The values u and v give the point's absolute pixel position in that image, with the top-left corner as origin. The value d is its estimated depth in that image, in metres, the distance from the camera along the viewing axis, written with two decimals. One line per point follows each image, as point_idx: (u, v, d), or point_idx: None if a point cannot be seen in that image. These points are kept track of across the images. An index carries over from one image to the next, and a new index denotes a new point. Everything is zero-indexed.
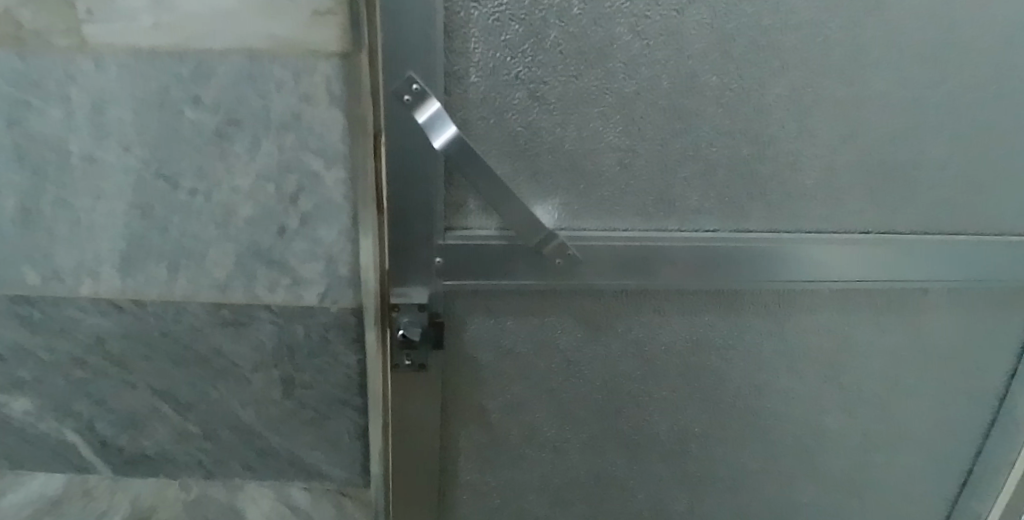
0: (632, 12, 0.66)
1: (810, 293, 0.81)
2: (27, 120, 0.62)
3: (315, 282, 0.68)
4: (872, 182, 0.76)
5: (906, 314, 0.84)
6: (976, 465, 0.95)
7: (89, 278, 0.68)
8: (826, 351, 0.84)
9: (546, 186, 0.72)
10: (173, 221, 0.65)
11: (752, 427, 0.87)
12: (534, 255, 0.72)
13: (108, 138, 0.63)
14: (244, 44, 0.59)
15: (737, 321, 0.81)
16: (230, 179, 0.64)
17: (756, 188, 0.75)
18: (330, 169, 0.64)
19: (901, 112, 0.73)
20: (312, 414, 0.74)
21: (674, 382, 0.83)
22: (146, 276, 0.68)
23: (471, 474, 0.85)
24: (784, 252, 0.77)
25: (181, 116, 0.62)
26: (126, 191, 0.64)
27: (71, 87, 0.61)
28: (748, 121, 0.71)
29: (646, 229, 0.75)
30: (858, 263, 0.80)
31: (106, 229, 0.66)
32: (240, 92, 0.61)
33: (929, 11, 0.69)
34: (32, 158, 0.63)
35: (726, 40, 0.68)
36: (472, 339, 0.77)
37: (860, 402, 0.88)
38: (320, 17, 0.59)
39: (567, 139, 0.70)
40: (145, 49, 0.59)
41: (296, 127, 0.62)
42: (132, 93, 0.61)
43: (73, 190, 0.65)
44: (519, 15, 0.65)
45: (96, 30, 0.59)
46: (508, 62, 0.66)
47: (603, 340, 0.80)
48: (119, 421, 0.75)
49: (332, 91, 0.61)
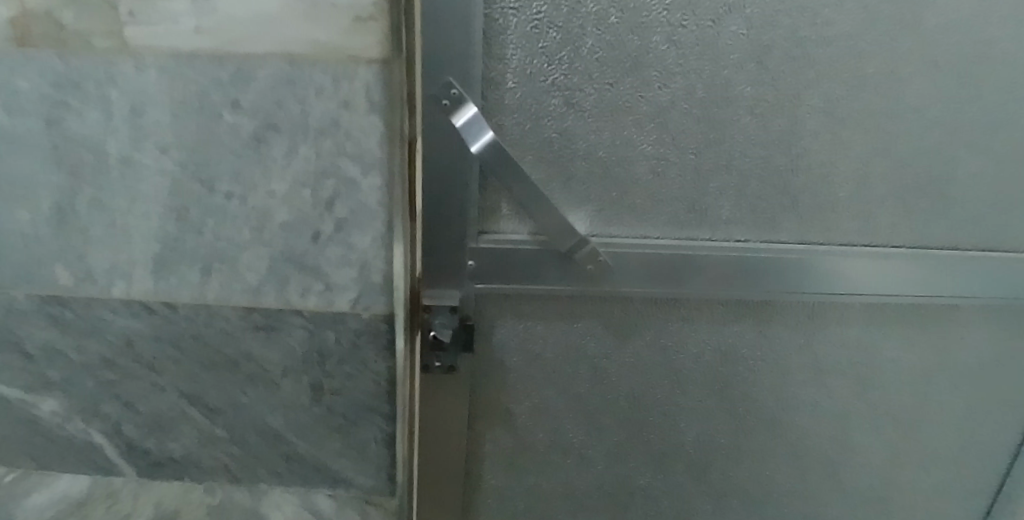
0: (669, 21, 0.65)
1: (841, 306, 0.80)
2: (64, 120, 0.62)
3: (348, 288, 0.67)
4: (905, 196, 0.75)
5: (938, 331, 0.83)
6: (1006, 485, 0.93)
7: (122, 280, 0.68)
8: (855, 367, 0.83)
9: (579, 193, 0.71)
10: (207, 224, 0.65)
11: (780, 440, 0.86)
12: (565, 262, 0.73)
13: (145, 140, 0.63)
14: (285, 48, 0.59)
15: (765, 332, 0.80)
16: (266, 182, 0.63)
17: (789, 200, 0.74)
18: (367, 176, 0.63)
19: (937, 126, 0.72)
20: (340, 420, 0.73)
21: (701, 393, 0.82)
22: (178, 279, 0.67)
23: (495, 477, 0.84)
24: (817, 263, 0.76)
25: (219, 119, 0.61)
26: (161, 194, 0.64)
27: (110, 88, 0.61)
28: (782, 132, 0.71)
29: (678, 238, 0.75)
30: (890, 276, 0.79)
31: (140, 231, 0.66)
32: (279, 96, 0.61)
33: (967, 25, 0.68)
34: (69, 160, 0.64)
35: (762, 52, 0.67)
36: (500, 342, 0.77)
37: (889, 417, 0.86)
38: (361, 23, 0.58)
39: (601, 146, 0.70)
40: (185, 52, 0.59)
41: (334, 133, 0.62)
42: (172, 96, 0.61)
43: (109, 191, 0.65)
44: (556, 22, 0.64)
45: (137, 32, 0.59)
46: (544, 69, 0.66)
47: (632, 347, 0.79)
48: (146, 424, 0.74)
49: (371, 97, 0.61)
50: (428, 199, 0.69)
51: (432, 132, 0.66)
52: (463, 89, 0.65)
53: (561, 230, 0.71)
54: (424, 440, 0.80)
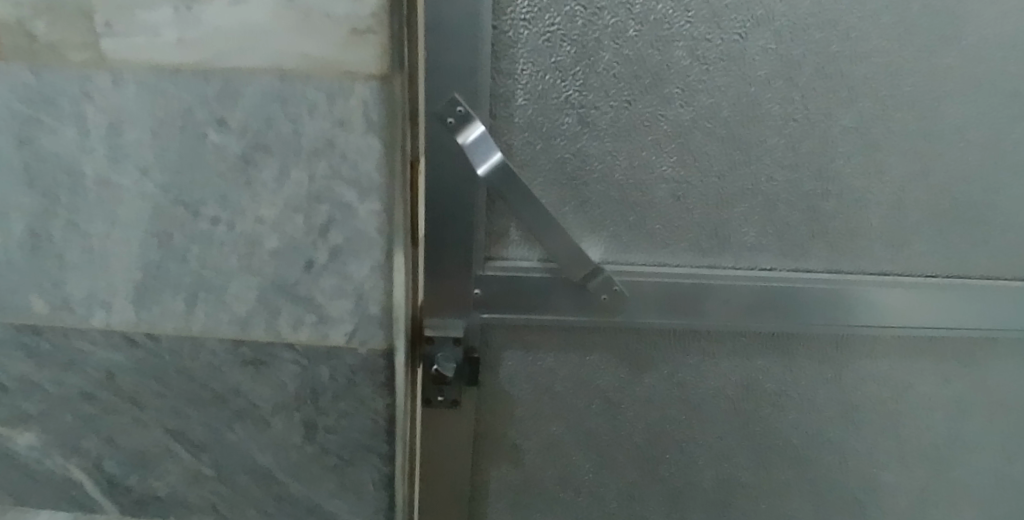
0: (693, 35, 0.60)
1: (872, 338, 0.75)
2: (38, 139, 0.58)
3: (343, 320, 0.62)
4: (942, 222, 0.70)
5: (974, 365, 0.78)
6: None
7: (100, 309, 0.63)
8: (886, 403, 0.78)
9: (593, 217, 0.66)
10: (192, 251, 0.60)
11: (804, 478, 0.80)
12: (578, 292, 0.68)
13: (124, 161, 0.58)
14: (275, 63, 0.54)
15: (790, 365, 0.75)
16: (255, 207, 0.58)
17: (818, 225, 0.69)
18: (364, 201, 0.58)
19: (977, 148, 0.67)
20: (335, 460, 0.67)
21: (720, 429, 0.77)
22: (161, 309, 0.62)
23: (500, 517, 0.79)
24: (848, 293, 0.71)
25: (204, 139, 0.57)
26: (143, 218, 0.59)
27: (87, 105, 0.56)
28: (812, 154, 0.65)
29: (699, 266, 0.69)
30: (927, 307, 0.73)
31: (120, 258, 0.61)
32: (269, 114, 0.56)
33: (1012, 39, 0.63)
34: (43, 181, 0.59)
35: (791, 68, 0.62)
36: (508, 375, 0.72)
37: (920, 454, 0.81)
38: (358, 36, 0.53)
39: (618, 168, 0.65)
40: (167, 66, 0.55)
41: (328, 154, 0.57)
42: (154, 114, 0.56)
43: (86, 215, 0.60)
44: (570, 35, 0.60)
45: (115, 44, 0.54)
46: (559, 84, 0.61)
47: (648, 381, 0.74)
48: (128, 460, 0.70)
49: (369, 116, 0.56)
50: (432, 225, 0.64)
51: (435, 152, 0.61)
52: (470, 108, 0.61)
53: (571, 255, 0.66)
54: (425, 476, 0.75)
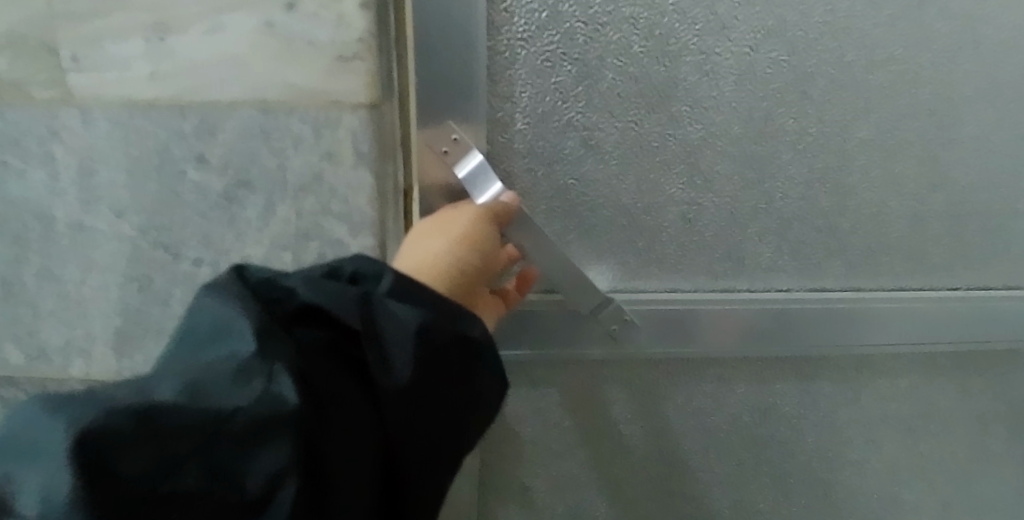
0: (701, 49, 0.56)
1: (892, 357, 0.72)
2: (4, 182, 0.54)
3: None
4: (961, 233, 0.67)
5: (995, 379, 0.75)
6: None
7: (80, 358, 0.59)
8: (907, 423, 0.75)
9: (598, 244, 0.63)
10: (174, 294, 0.57)
11: (824, 504, 0.77)
12: (587, 322, 0.64)
13: (98, 202, 0.54)
14: (256, 95, 0.50)
15: (809, 389, 0.72)
16: (241, 246, 0.55)
17: (834, 242, 0.65)
18: (355, 236, 0.54)
19: (999, 155, 0.63)
20: None
21: (738, 455, 0.74)
22: (144, 355, 0.59)
23: None
24: (866, 314, 0.68)
25: (182, 177, 0.53)
26: (120, 262, 0.56)
27: (55, 145, 0.52)
28: (828, 169, 0.62)
29: (711, 289, 0.66)
30: (948, 324, 0.70)
31: (97, 303, 0.57)
32: (252, 149, 0.52)
33: None
34: (12, 226, 0.55)
35: (808, 80, 0.58)
36: (513, 412, 0.69)
37: (943, 473, 0.78)
38: (345, 63, 0.50)
39: (624, 194, 0.61)
40: (140, 101, 0.51)
41: (316, 189, 0.53)
42: (127, 152, 0.52)
43: (59, 261, 0.56)
44: (571, 55, 0.55)
45: (82, 79, 0.50)
46: (559, 108, 0.58)
47: (661, 412, 0.70)
48: None
49: (359, 148, 0.52)
50: None
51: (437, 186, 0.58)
52: (466, 138, 0.57)
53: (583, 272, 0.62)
54: None
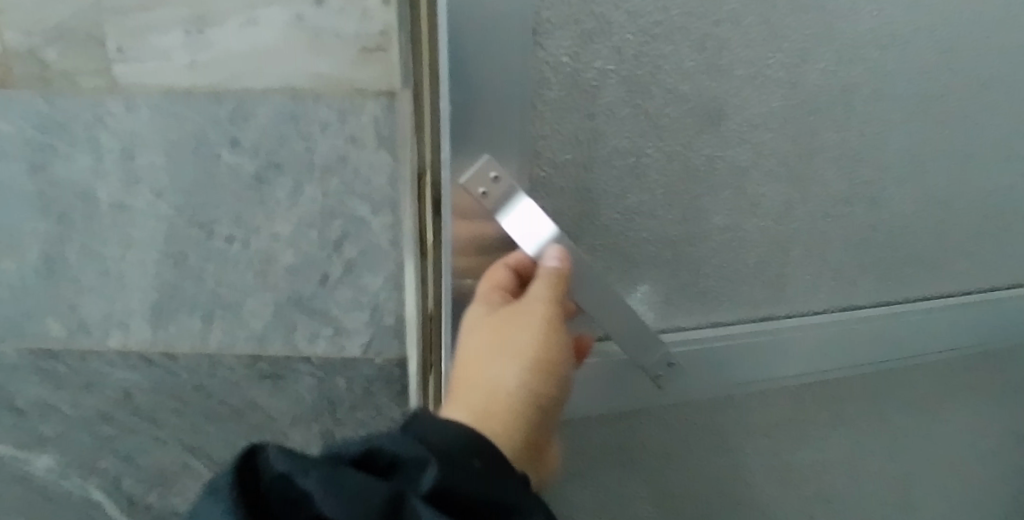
0: None
1: (908, 368, 0.74)
2: (51, 164, 0.58)
3: (360, 332, 0.63)
4: None
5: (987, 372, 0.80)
6: None
7: (117, 331, 0.64)
8: None
9: (640, 275, 0.60)
10: (207, 270, 0.61)
11: None
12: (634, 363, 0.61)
13: (138, 183, 0.58)
14: (286, 83, 0.55)
15: (828, 403, 0.73)
16: (270, 224, 0.59)
17: None
18: (377, 214, 0.59)
19: None
20: None
21: (783, 478, 0.77)
22: (177, 328, 0.63)
23: None
24: (890, 330, 0.70)
25: (217, 159, 0.57)
26: (157, 239, 0.60)
27: (100, 130, 0.57)
28: None
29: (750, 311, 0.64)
30: (957, 326, 0.73)
31: (135, 278, 0.62)
32: (282, 133, 0.57)
33: None
34: (58, 206, 0.59)
35: (866, 96, 0.55)
36: None
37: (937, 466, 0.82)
38: (368, 54, 0.55)
39: (669, 223, 0.58)
40: (179, 89, 0.56)
41: (341, 170, 0.57)
42: (167, 136, 0.57)
43: (100, 238, 0.60)
44: (615, 60, 0.49)
45: (127, 69, 0.55)
46: (604, 128, 0.52)
47: (686, 430, 0.70)
48: (147, 479, 0.70)
49: (380, 132, 0.57)
50: None
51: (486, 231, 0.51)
52: (509, 174, 0.50)
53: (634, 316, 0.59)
54: None
